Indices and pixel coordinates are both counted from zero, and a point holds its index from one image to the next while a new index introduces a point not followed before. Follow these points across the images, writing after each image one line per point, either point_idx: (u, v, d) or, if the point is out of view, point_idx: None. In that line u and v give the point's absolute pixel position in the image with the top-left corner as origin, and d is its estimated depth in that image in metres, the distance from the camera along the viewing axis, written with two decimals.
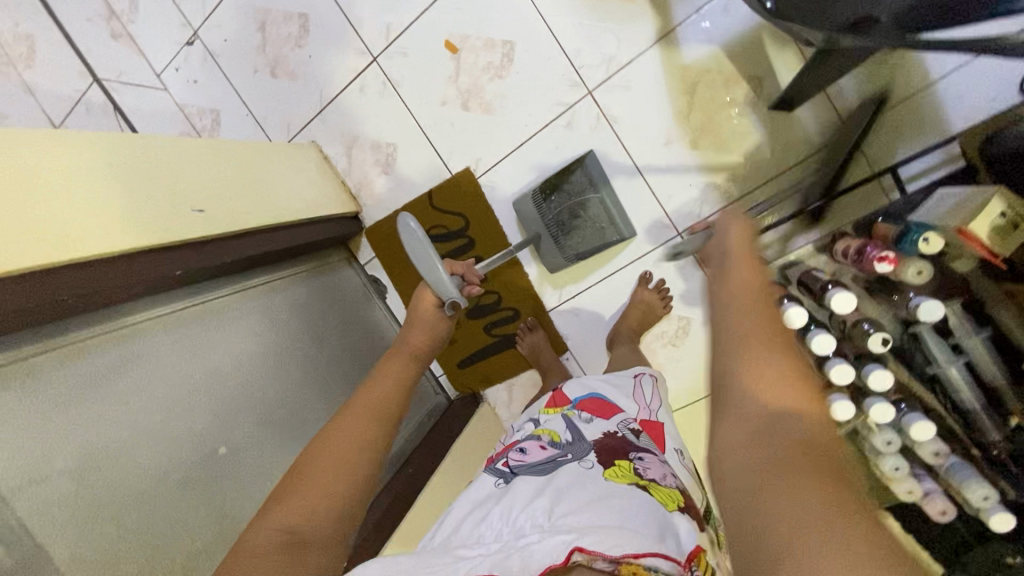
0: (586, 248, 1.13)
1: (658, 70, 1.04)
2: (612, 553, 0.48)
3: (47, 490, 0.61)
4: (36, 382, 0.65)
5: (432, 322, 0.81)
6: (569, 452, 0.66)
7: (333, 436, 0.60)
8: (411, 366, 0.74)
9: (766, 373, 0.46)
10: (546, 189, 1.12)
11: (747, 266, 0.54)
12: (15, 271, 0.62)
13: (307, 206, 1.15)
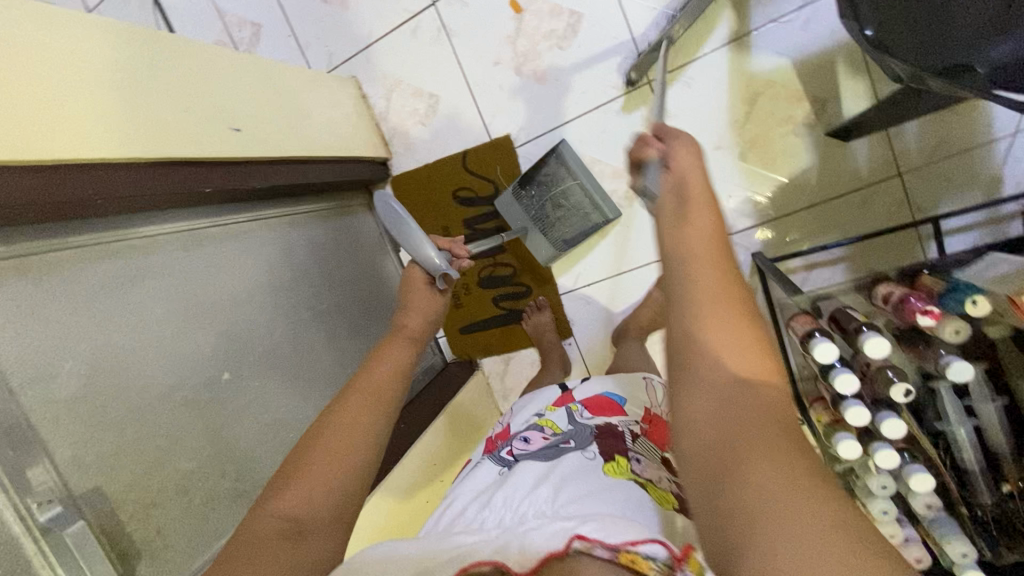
0: (574, 234, 1.12)
1: (723, 72, 1.01)
2: (611, 541, 0.45)
3: (54, 389, 0.60)
4: (51, 279, 0.64)
5: (426, 298, 0.78)
6: (572, 439, 0.68)
7: (329, 428, 0.56)
8: (410, 351, 0.69)
9: (731, 336, 0.42)
10: (523, 185, 1.11)
11: (695, 204, 0.47)
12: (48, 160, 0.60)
13: (338, 143, 1.12)
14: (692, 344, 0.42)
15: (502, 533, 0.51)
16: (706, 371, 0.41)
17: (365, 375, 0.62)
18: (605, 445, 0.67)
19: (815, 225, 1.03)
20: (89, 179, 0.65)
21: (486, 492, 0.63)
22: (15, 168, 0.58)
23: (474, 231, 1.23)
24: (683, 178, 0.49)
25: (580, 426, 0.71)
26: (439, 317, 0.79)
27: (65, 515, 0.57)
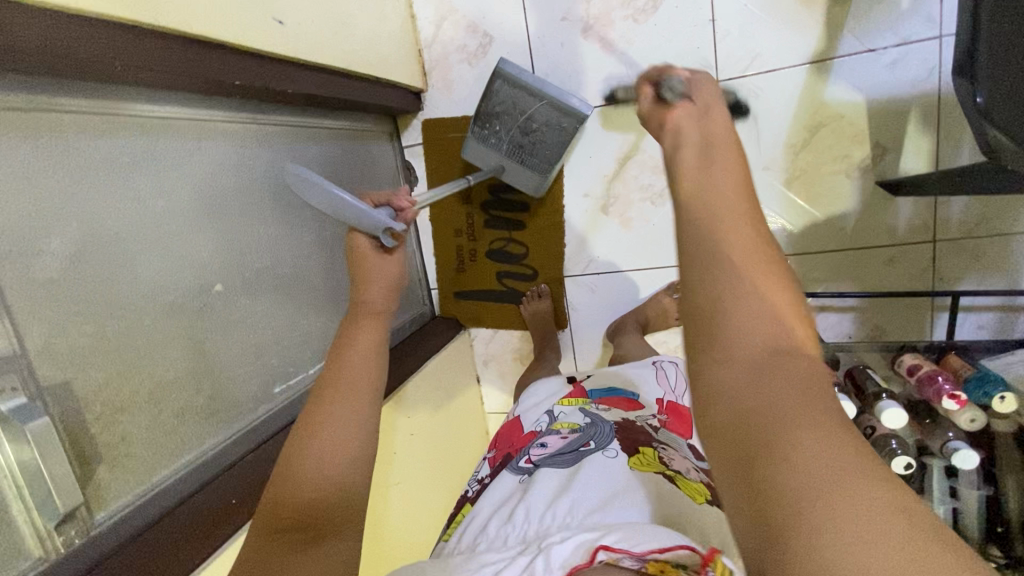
0: (554, 154, 1.05)
1: (796, 92, 0.97)
2: (636, 551, 0.51)
3: (34, 267, 0.54)
4: (47, 142, 0.56)
5: (383, 264, 0.63)
6: (592, 441, 0.71)
7: (309, 460, 0.51)
8: (377, 335, 0.61)
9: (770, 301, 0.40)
10: (480, 124, 1.04)
11: (726, 169, 0.46)
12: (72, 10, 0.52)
13: (379, 62, 1.03)
14: (722, 300, 0.40)
15: (523, 555, 0.56)
16: (736, 334, 0.39)
17: (334, 385, 0.56)
18: (624, 441, 0.70)
19: (838, 270, 1.03)
20: (117, 45, 0.57)
21: (506, 506, 0.65)
22: (29, 11, 0.49)
23: (496, 198, 1.21)
24: (718, 141, 0.48)
25: (597, 423, 0.75)
26: (397, 281, 0.65)
27: (29, 407, 0.52)
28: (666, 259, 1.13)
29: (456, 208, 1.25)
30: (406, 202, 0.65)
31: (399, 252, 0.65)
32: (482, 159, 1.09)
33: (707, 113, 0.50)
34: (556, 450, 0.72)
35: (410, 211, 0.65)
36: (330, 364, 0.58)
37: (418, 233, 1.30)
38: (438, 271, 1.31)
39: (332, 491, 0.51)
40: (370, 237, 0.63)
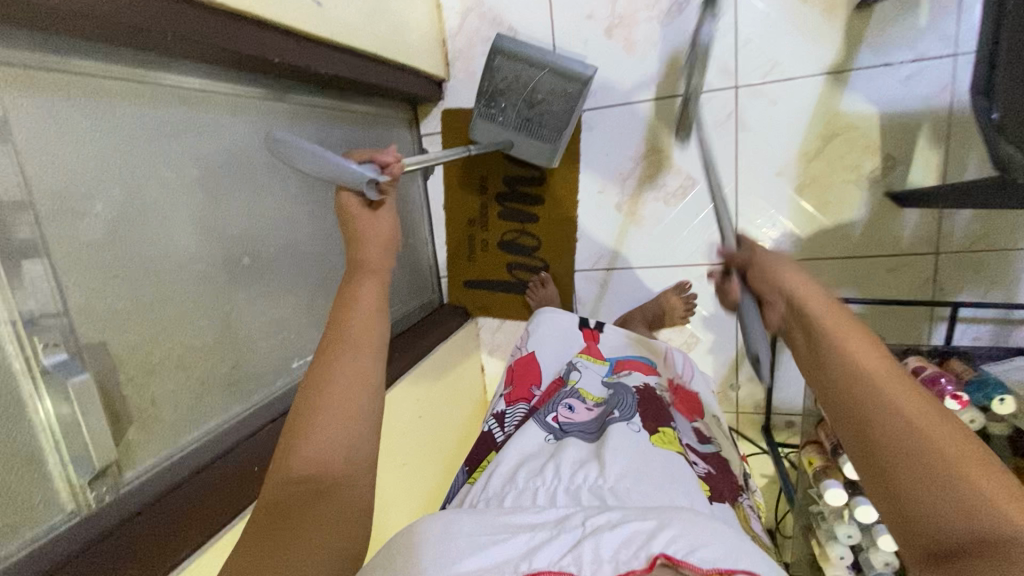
0: (560, 120, 1.06)
1: (812, 101, 1.00)
2: (701, 566, 0.52)
3: (78, 228, 0.55)
4: (95, 106, 0.57)
5: (375, 220, 0.64)
6: (617, 412, 0.80)
7: (319, 412, 0.53)
8: (378, 290, 0.62)
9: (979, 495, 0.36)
10: (486, 102, 1.08)
11: (857, 340, 0.44)
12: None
13: (406, 50, 1.04)
14: (904, 493, 0.38)
15: (566, 536, 0.57)
16: (929, 519, 0.37)
17: (340, 340, 0.57)
18: (647, 420, 0.80)
19: (842, 277, 1.06)
20: (170, 17, 0.57)
21: (536, 461, 0.74)
22: None
23: (513, 190, 1.23)
24: (820, 303, 0.47)
25: (623, 396, 0.85)
26: (388, 236, 0.65)
27: (69, 363, 0.53)
28: (675, 257, 1.15)
29: (469, 197, 1.27)
30: (391, 158, 0.64)
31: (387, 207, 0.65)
32: (492, 136, 1.11)
33: (789, 285, 0.48)
34: (582, 422, 0.82)
35: (396, 166, 0.64)
36: (335, 320, 0.59)
37: (432, 221, 1.32)
38: (449, 260, 1.33)
39: (341, 443, 0.52)
40: (357, 192, 0.63)
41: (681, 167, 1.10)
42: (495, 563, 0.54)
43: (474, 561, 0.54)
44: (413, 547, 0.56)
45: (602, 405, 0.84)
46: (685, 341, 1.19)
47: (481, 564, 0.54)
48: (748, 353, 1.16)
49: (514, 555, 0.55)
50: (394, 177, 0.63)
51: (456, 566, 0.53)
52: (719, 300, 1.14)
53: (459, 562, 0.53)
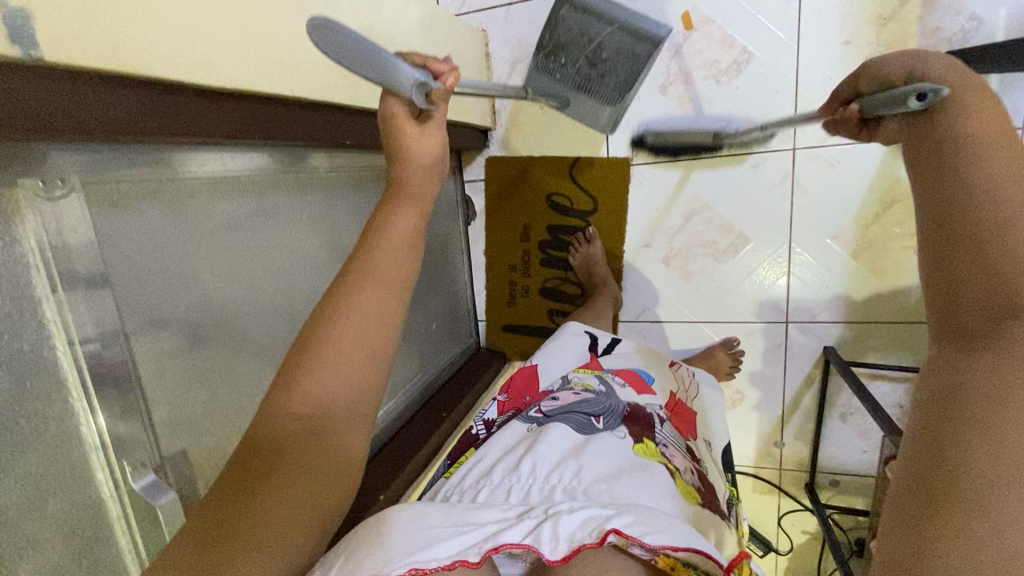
0: (628, 81, 0.88)
1: (873, 166, 0.98)
2: (647, 543, 0.52)
3: (162, 338, 0.54)
4: (179, 210, 0.56)
5: (421, 139, 0.46)
6: (599, 420, 0.80)
7: (320, 361, 0.42)
8: (416, 221, 0.47)
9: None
10: (544, 56, 0.88)
11: (984, 117, 0.38)
12: (205, 87, 0.48)
13: (457, 105, 1.03)
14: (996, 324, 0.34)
15: (528, 518, 0.56)
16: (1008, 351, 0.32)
17: (359, 272, 0.44)
18: (630, 429, 0.79)
19: (896, 342, 1.04)
20: (253, 114, 0.55)
21: (513, 456, 0.75)
22: (168, 90, 0.46)
23: (556, 238, 1.21)
24: (963, 81, 0.40)
25: (613, 403, 0.86)
26: (440, 151, 0.48)
27: (158, 484, 0.51)
28: (723, 313, 1.14)
29: (512, 245, 1.26)
30: (446, 66, 0.46)
31: (436, 122, 0.47)
32: (545, 91, 0.92)
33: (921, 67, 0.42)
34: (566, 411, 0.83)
35: (451, 78, 0.46)
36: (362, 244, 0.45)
37: (472, 266, 1.31)
38: (488, 306, 1.32)
39: (344, 399, 0.43)
40: (406, 102, 0.45)
41: (732, 225, 1.09)
42: (456, 548, 0.53)
43: (437, 548, 0.52)
44: (375, 539, 0.52)
45: (592, 401, 0.85)
46: (730, 397, 1.18)
47: (447, 550, 0.52)
48: (794, 412, 1.14)
49: (477, 538, 0.54)
50: (449, 88, 0.45)
51: (419, 553, 0.51)
52: (766, 358, 1.13)
53: (421, 550, 0.51)
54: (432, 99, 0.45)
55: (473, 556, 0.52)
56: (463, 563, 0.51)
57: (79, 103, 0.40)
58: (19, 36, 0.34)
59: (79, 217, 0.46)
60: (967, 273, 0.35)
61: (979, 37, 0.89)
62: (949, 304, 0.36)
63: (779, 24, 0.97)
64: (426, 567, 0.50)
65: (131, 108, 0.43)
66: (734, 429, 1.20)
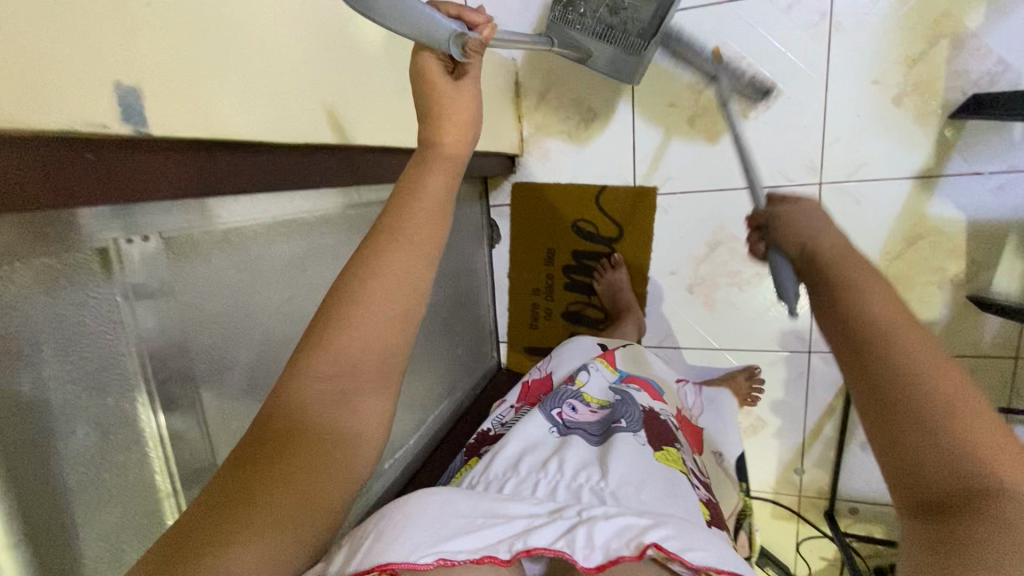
0: (651, 29, 0.93)
1: (898, 201, 1.00)
2: (692, 562, 0.49)
3: (225, 382, 0.55)
4: (245, 257, 0.57)
5: (454, 94, 0.50)
6: (624, 421, 0.77)
7: (353, 320, 0.42)
8: (448, 185, 0.48)
9: (993, 462, 0.32)
10: (564, 6, 0.97)
11: (880, 289, 0.38)
12: (272, 144, 0.49)
13: (488, 135, 1.05)
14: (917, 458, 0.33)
15: (562, 518, 0.54)
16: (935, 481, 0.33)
17: (388, 233, 0.45)
18: (652, 434, 0.76)
19: None
20: (314, 163, 0.56)
21: (538, 453, 0.72)
22: (240, 150, 0.46)
23: (580, 263, 1.23)
24: (846, 248, 0.41)
25: (631, 405, 0.81)
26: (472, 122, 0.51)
27: None
28: (746, 341, 1.15)
29: (535, 268, 1.27)
30: (483, 18, 0.52)
31: (469, 79, 0.51)
32: (567, 38, 0.99)
33: (803, 226, 0.45)
34: (587, 424, 0.78)
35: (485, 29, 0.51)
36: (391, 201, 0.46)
37: (495, 288, 1.32)
38: (510, 327, 1.33)
39: (375, 361, 0.43)
40: (440, 55, 0.50)
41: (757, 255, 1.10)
42: (486, 542, 0.51)
43: (463, 539, 0.50)
44: (400, 521, 0.50)
45: (609, 410, 0.80)
46: (751, 424, 1.19)
47: (472, 543, 0.50)
48: (816, 440, 1.16)
49: (508, 534, 0.52)
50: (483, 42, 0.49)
51: (446, 543, 0.49)
52: (788, 386, 1.14)
53: (448, 540, 0.49)
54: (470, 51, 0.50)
55: (503, 553, 0.50)
56: (491, 559, 0.50)
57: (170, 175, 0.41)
58: (130, 115, 0.35)
59: (157, 275, 0.47)
60: (925, 455, 0.33)
61: (1004, 81, 0.91)
62: (901, 476, 0.34)
63: (808, 62, 0.99)
64: (453, 559, 0.48)
65: (213, 175, 0.44)
66: (754, 455, 1.21)
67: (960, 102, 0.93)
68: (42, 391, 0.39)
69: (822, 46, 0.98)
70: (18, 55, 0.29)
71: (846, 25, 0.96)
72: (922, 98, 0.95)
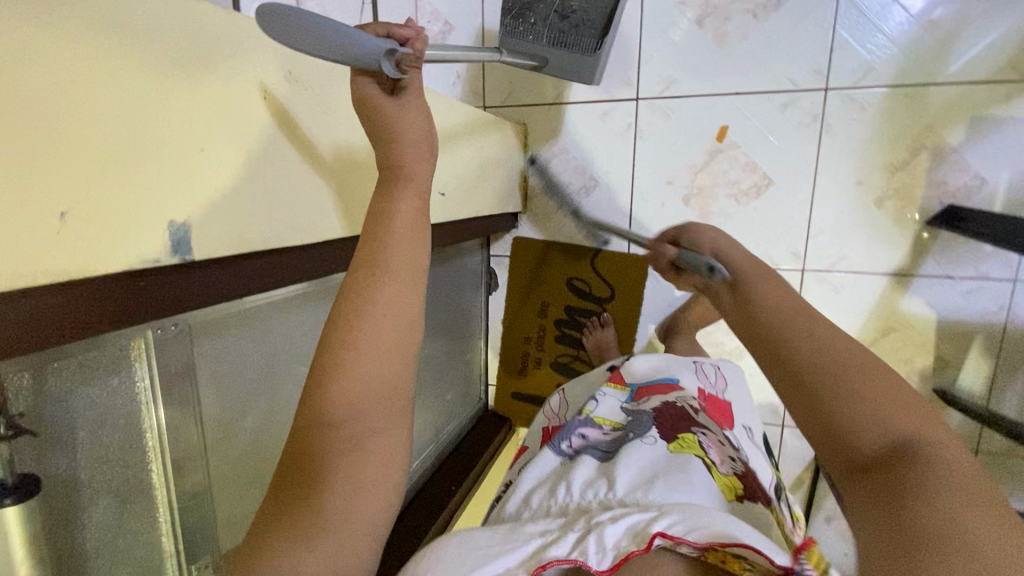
0: (602, 25, 1.00)
1: (875, 295, 1.06)
2: (694, 540, 0.51)
3: (231, 447, 0.61)
4: (259, 328, 0.62)
5: (401, 114, 0.54)
6: (632, 430, 0.75)
7: (348, 360, 0.48)
8: (417, 206, 0.57)
9: (892, 408, 0.41)
10: (513, 18, 1.02)
11: (785, 298, 0.49)
12: (300, 246, 0.55)
13: (493, 200, 1.12)
14: (845, 424, 0.41)
15: (574, 531, 0.55)
16: (864, 441, 0.40)
17: (370, 271, 0.52)
18: (664, 431, 0.74)
19: None
20: (336, 254, 0.62)
21: (547, 480, 0.71)
22: (269, 255, 0.52)
23: (572, 318, 1.28)
24: (749, 260, 0.55)
25: (639, 412, 0.79)
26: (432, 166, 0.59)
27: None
28: None
29: (529, 319, 1.32)
30: (412, 32, 0.52)
31: (409, 94, 0.55)
32: (518, 49, 1.03)
33: (724, 246, 0.60)
34: (596, 442, 0.77)
35: (417, 42, 0.52)
36: (371, 237, 0.54)
37: (489, 334, 1.38)
38: (500, 373, 1.38)
39: (377, 394, 0.49)
40: (377, 78, 0.54)
41: None
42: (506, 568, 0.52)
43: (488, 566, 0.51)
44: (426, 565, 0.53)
45: (619, 428, 0.79)
46: None
47: (497, 568, 0.52)
48: None
49: (522, 555, 0.53)
50: (418, 54, 0.52)
51: (475, 572, 0.50)
52: None
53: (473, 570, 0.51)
54: (405, 66, 0.52)
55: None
56: None
57: (216, 291, 0.47)
58: (179, 248, 0.41)
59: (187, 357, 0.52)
60: (859, 439, 0.40)
61: (980, 195, 0.97)
62: (835, 435, 0.41)
63: (799, 158, 1.06)
64: None
65: (249, 285, 0.50)
66: None
67: (936, 211, 0.99)
68: (72, 470, 0.46)
69: (811, 144, 1.04)
70: (99, 211, 0.35)
71: (835, 127, 1.02)
72: (902, 203, 1.01)
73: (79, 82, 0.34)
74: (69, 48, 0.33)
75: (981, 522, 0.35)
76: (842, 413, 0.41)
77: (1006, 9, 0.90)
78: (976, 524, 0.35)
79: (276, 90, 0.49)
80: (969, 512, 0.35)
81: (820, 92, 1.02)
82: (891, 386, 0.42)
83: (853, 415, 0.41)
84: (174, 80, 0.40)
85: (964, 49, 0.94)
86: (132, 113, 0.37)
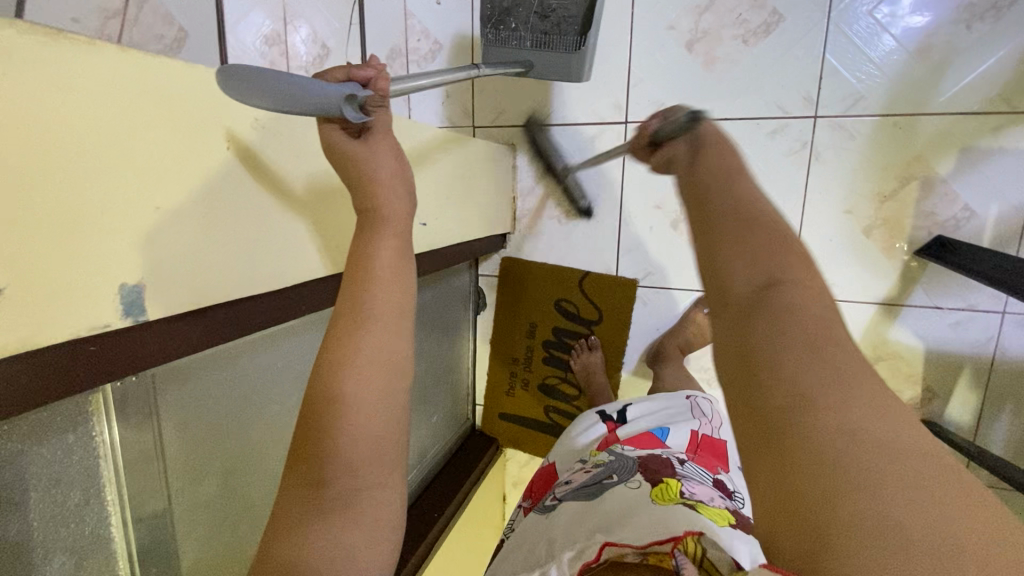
0: (583, 21, 0.97)
1: (862, 323, 1.05)
2: (638, 544, 0.55)
3: (198, 492, 0.60)
4: (231, 370, 0.61)
5: (372, 155, 0.53)
6: (614, 474, 0.73)
7: (333, 416, 0.46)
8: (399, 244, 0.55)
9: (788, 265, 0.39)
10: (494, 25, 1.00)
11: (722, 158, 0.48)
12: (266, 292, 0.54)
13: (480, 222, 1.11)
14: (735, 273, 0.40)
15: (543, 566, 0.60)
16: (745, 284, 0.39)
17: (354, 319, 0.50)
18: (648, 475, 0.70)
19: None
20: (305, 295, 0.61)
21: (534, 528, 0.71)
22: (233, 304, 0.51)
23: (560, 340, 1.27)
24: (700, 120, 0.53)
25: (624, 459, 0.77)
26: (410, 210, 0.57)
27: None
28: None
29: (517, 340, 1.31)
30: (372, 71, 0.51)
31: (377, 133, 0.54)
32: (502, 57, 1.02)
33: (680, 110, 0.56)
34: (577, 485, 0.75)
35: (380, 80, 0.51)
36: (353, 283, 0.52)
37: (476, 353, 1.37)
38: (487, 393, 1.37)
39: (369, 449, 0.47)
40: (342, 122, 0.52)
41: None
42: None
43: None
44: None
45: (601, 467, 0.77)
46: None
47: None
48: None
49: None
50: (382, 93, 0.51)
51: None
52: None
53: None
54: (368, 107, 0.51)
55: None
56: None
57: (173, 347, 0.45)
58: (131, 308, 0.40)
59: (148, 408, 0.51)
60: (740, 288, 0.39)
61: (969, 226, 0.96)
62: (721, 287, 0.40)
63: (788, 184, 1.05)
64: None
65: (209, 337, 0.49)
66: None
67: (925, 241, 0.99)
68: (24, 534, 0.44)
69: (801, 171, 1.03)
70: (42, 284, 0.34)
71: (825, 155, 1.01)
72: (891, 232, 1.00)
73: (30, 155, 0.33)
74: (20, 121, 0.32)
75: (816, 362, 0.33)
76: (736, 262, 0.40)
77: (998, 40, 0.89)
78: (810, 352, 0.34)
79: (240, 138, 0.48)
80: (826, 360, 0.33)
81: (810, 119, 1.01)
82: (789, 240, 0.40)
83: (742, 268, 0.39)
84: (132, 141, 0.39)
85: (957, 79, 0.92)
86: (79, 179, 0.36)
